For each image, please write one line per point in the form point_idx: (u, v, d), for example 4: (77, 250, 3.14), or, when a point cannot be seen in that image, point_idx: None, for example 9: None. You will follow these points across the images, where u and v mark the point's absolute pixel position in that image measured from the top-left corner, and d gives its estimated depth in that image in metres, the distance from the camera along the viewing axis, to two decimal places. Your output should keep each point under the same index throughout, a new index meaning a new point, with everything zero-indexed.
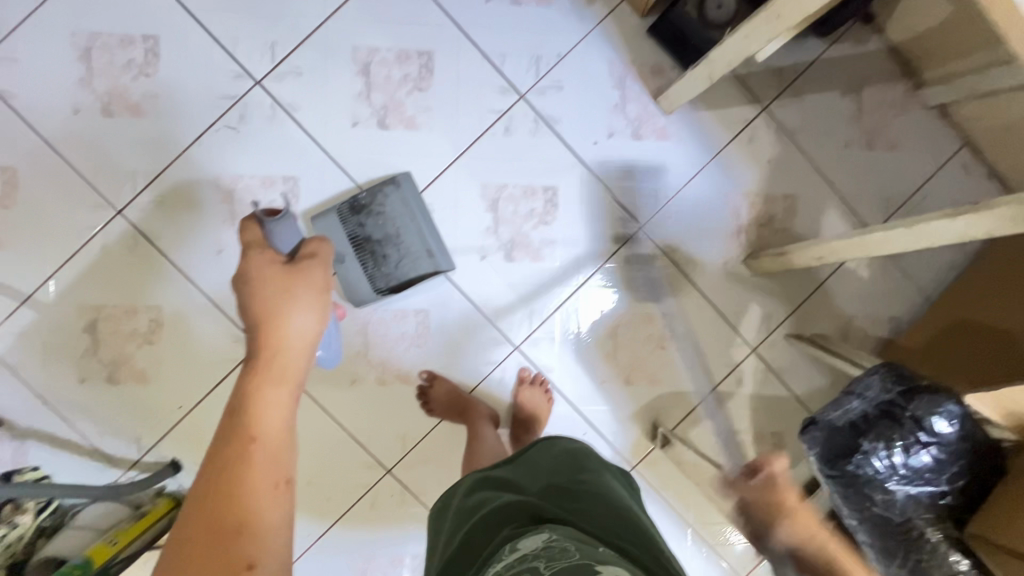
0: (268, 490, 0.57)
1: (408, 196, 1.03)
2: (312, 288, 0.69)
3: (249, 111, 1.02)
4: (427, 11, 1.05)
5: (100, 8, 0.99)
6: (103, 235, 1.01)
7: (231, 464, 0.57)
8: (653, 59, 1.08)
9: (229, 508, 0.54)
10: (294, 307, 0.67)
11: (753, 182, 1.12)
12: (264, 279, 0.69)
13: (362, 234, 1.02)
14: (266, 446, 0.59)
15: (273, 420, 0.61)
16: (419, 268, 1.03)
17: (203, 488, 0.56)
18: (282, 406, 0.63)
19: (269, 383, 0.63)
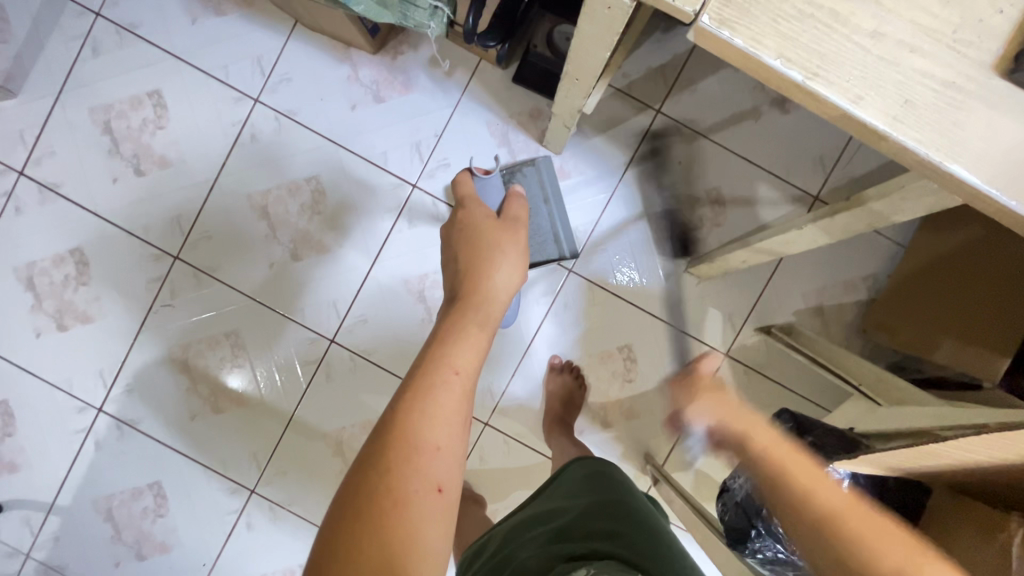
0: (457, 419, 0.50)
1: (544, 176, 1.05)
2: (512, 246, 0.67)
3: (177, 285, 1.09)
4: (303, 137, 1.08)
5: (27, 239, 1.09)
6: (93, 434, 1.11)
7: (438, 380, 0.51)
8: (528, 105, 1.06)
9: (430, 426, 0.48)
10: (500, 262, 0.65)
11: (669, 189, 1.07)
12: (478, 234, 0.68)
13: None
14: (467, 382, 0.53)
15: (475, 359, 0.55)
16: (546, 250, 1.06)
17: (405, 394, 0.50)
18: (482, 345, 0.58)
19: (472, 323, 0.58)
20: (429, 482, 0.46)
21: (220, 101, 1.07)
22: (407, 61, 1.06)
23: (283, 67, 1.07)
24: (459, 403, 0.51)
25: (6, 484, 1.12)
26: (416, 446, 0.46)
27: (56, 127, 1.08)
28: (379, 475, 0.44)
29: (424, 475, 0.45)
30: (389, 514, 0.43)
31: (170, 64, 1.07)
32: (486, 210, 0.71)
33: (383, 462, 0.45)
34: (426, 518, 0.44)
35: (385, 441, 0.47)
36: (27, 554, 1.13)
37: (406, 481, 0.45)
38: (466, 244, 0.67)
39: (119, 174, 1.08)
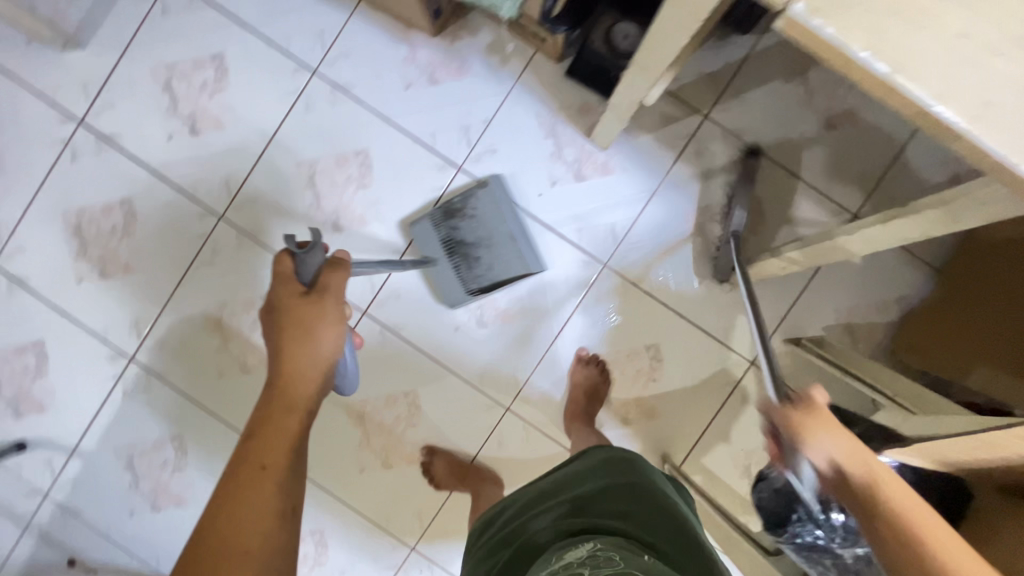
0: (273, 512, 0.64)
1: (497, 195, 1.05)
2: (327, 321, 0.76)
3: (219, 245, 1.12)
4: (355, 112, 1.10)
5: (81, 187, 1.13)
6: (122, 382, 1.13)
7: (250, 487, 0.65)
8: (578, 101, 1.08)
9: (238, 533, 0.61)
10: (314, 339, 0.75)
11: (710, 193, 1.08)
12: (287, 313, 0.76)
13: (457, 238, 1.05)
14: (273, 476, 0.67)
15: (287, 444, 0.70)
16: (509, 268, 1.06)
17: (212, 509, 0.63)
18: (291, 430, 0.71)
19: (280, 413, 0.72)
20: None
21: (278, 70, 1.10)
22: (464, 47, 1.09)
23: (343, 43, 1.09)
24: (269, 495, 0.65)
25: (34, 423, 1.14)
26: (226, 552, 0.60)
27: (119, 82, 1.11)
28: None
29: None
30: (235, 558, 0.59)
31: (235, 29, 1.10)
32: (294, 289, 0.76)
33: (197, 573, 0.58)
34: None
35: (196, 557, 0.60)
36: (46, 494, 1.15)
37: None
38: (305, 318, 0.75)
39: (174, 132, 1.11)
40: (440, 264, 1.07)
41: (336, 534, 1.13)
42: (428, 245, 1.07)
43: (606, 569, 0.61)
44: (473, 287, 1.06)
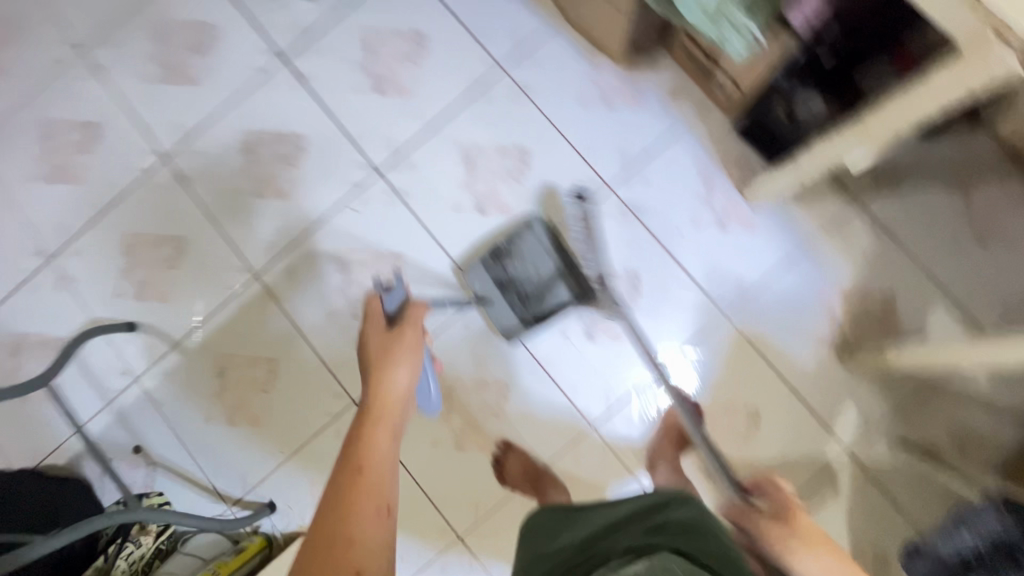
0: (372, 508, 0.67)
1: (539, 232, 1.10)
2: (408, 349, 0.85)
3: (369, 196, 1.19)
4: (529, 112, 1.17)
5: (265, 114, 1.23)
6: (241, 295, 1.19)
7: (350, 483, 0.69)
8: (739, 157, 1.13)
9: (342, 525, 0.64)
10: (398, 364, 0.84)
11: (846, 275, 1.09)
12: (375, 346, 0.86)
13: (507, 277, 1.10)
14: (372, 474, 0.71)
15: (380, 451, 0.74)
16: (560, 297, 1.08)
17: (320, 508, 0.67)
18: (383, 442, 0.76)
19: (375, 427, 0.77)
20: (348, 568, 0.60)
21: (470, 58, 1.19)
22: (645, 80, 1.16)
23: (536, 50, 1.18)
24: (370, 491, 0.69)
25: (150, 309, 1.21)
26: (331, 543, 0.62)
27: (328, 33, 1.23)
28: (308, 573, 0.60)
29: (339, 565, 0.60)
30: (340, 544, 0.62)
31: (443, 15, 1.21)
32: (380, 327, 0.89)
33: (308, 562, 0.61)
34: None
35: (308, 549, 0.63)
36: (136, 378, 1.20)
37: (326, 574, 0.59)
38: (394, 344, 0.86)
39: (362, 88, 1.21)
40: (496, 304, 1.11)
41: None
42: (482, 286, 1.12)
43: None
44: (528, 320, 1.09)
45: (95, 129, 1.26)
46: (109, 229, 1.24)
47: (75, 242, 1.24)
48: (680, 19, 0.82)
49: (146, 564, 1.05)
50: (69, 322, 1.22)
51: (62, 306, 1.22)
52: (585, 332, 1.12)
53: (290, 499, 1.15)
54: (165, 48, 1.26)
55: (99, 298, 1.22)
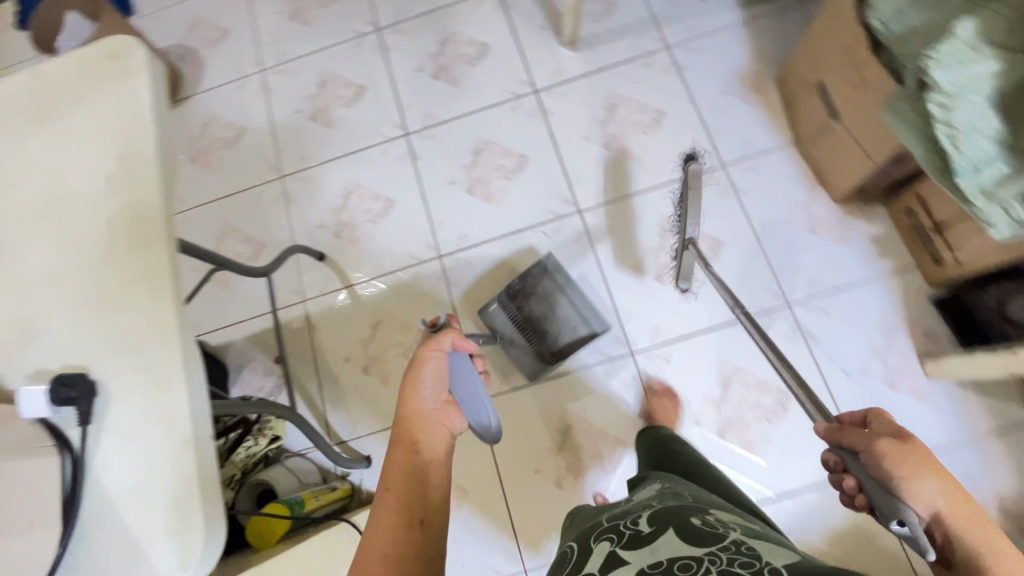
0: (402, 515, 0.69)
1: (559, 273, 1.21)
2: (432, 362, 0.80)
3: (563, 227, 1.29)
4: (734, 213, 1.26)
5: (502, 127, 1.38)
6: (421, 266, 1.31)
7: (384, 499, 0.71)
8: (928, 326, 1.13)
9: (377, 535, 0.68)
10: (420, 379, 0.80)
11: (1009, 484, 1.04)
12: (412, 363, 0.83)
13: (524, 316, 1.19)
14: (402, 488, 0.72)
15: (409, 468, 0.74)
16: (575, 331, 1.20)
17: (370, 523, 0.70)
18: (413, 460, 0.75)
19: (403, 446, 0.76)
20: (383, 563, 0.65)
21: (697, 147, 1.30)
22: (854, 224, 1.21)
23: (759, 162, 1.27)
24: (403, 504, 0.70)
25: (341, 248, 1.35)
26: (371, 549, 0.67)
27: (581, 84, 1.39)
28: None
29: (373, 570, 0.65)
30: (382, 547, 0.67)
31: (687, 104, 1.34)
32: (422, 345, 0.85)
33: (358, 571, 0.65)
34: None
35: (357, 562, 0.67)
36: (305, 299, 1.33)
37: None
38: (418, 376, 0.80)
39: (593, 137, 1.34)
40: (516, 343, 1.20)
41: (474, 504, 1.15)
42: (502, 326, 1.21)
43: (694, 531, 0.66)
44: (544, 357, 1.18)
45: (360, 90, 1.47)
46: (335, 170, 1.41)
47: (304, 171, 1.43)
48: (960, 192, 0.83)
49: (252, 464, 1.09)
50: (274, 232, 1.39)
51: (275, 218, 1.40)
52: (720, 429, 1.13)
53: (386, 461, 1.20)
54: (442, 49, 1.47)
55: (305, 223, 1.39)
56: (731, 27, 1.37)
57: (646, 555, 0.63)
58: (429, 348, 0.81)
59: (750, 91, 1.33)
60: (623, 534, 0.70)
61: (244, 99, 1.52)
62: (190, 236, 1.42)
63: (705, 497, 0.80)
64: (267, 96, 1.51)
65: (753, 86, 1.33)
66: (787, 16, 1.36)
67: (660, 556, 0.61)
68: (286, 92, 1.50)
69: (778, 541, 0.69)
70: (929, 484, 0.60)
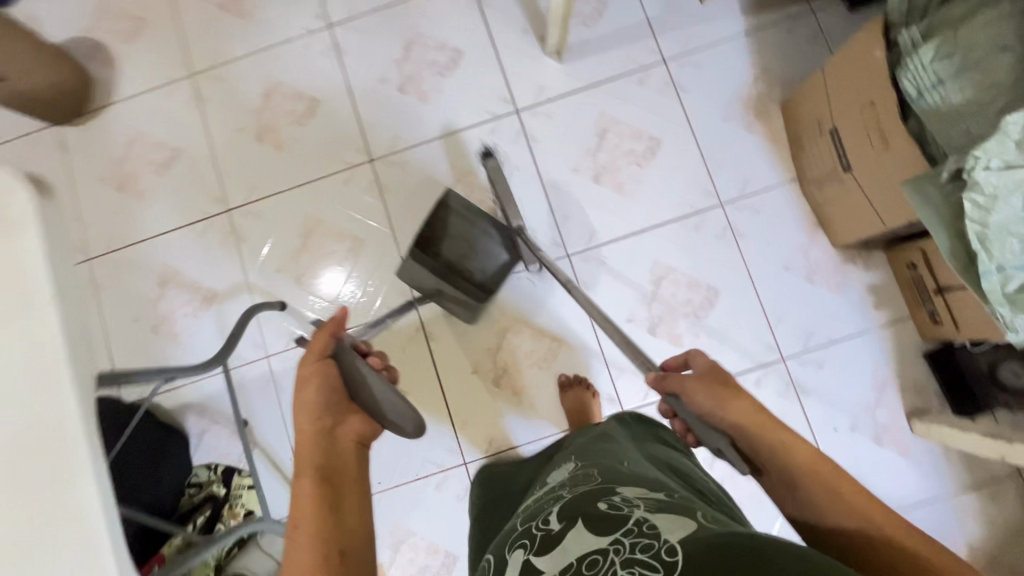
0: (311, 548, 0.69)
1: (459, 205, 1.10)
2: (310, 375, 0.78)
3: (550, 274, 1.20)
4: (734, 258, 1.18)
5: (482, 155, 1.23)
6: (395, 318, 1.21)
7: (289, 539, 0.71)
8: (918, 380, 1.13)
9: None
10: (302, 394, 0.78)
11: (980, 536, 1.09)
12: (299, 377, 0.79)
13: (440, 263, 1.10)
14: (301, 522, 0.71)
15: (307, 502, 0.72)
16: (493, 252, 1.10)
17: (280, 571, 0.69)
18: (307, 492, 0.73)
19: (299, 476, 0.75)
20: None
21: (694, 183, 1.20)
22: (854, 272, 1.16)
23: (760, 200, 1.19)
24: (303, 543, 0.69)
25: (306, 296, 1.22)
26: None
27: (568, 104, 1.23)
28: None
29: None
30: None
31: (684, 131, 1.21)
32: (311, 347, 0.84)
33: None
34: None
35: None
36: (268, 355, 1.21)
37: None
38: (310, 391, 0.78)
39: (581, 169, 1.22)
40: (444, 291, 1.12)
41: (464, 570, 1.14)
42: (424, 279, 1.12)
43: (607, 525, 0.57)
44: (486, 292, 1.12)
45: (313, 105, 1.27)
46: (291, 203, 1.25)
47: (255, 205, 1.25)
48: (978, 289, 0.79)
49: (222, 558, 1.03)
50: (225, 277, 1.24)
51: (224, 260, 1.24)
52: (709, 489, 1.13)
53: None
54: (407, 54, 1.27)
55: (260, 267, 1.24)
56: (735, 39, 1.23)
57: (558, 559, 0.55)
58: (311, 357, 0.79)
59: (753, 118, 1.21)
60: (534, 538, 0.61)
61: (173, 112, 1.29)
62: (127, 281, 1.25)
63: (620, 461, 0.75)
64: (201, 109, 1.29)
65: (756, 111, 1.21)
66: (797, 28, 1.22)
67: (570, 559, 0.54)
68: (223, 103, 1.28)
69: (694, 504, 0.62)
70: (702, 395, 0.74)
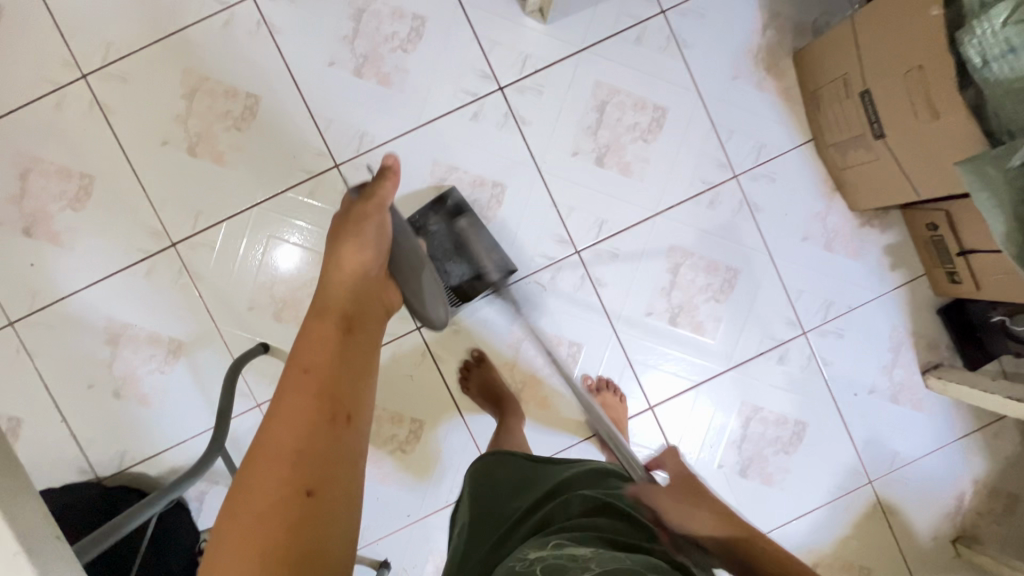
0: (316, 407, 0.67)
1: (454, 210, 1.04)
2: (363, 227, 0.79)
3: (561, 274, 1.09)
4: (751, 234, 1.11)
5: (468, 145, 1.06)
6: (397, 344, 1.09)
7: (289, 380, 0.69)
8: (931, 335, 1.14)
9: (274, 428, 0.65)
10: (344, 242, 0.78)
11: (984, 470, 1.16)
12: (345, 221, 0.80)
13: (423, 255, 1.02)
14: (308, 364, 0.70)
15: (321, 348, 0.72)
16: (477, 269, 1.05)
17: (271, 415, 0.67)
18: (320, 333, 0.73)
19: (312, 315, 0.76)
20: (279, 466, 0.62)
21: (705, 155, 1.09)
22: (870, 235, 1.12)
23: (775, 168, 1.10)
24: (302, 394, 0.67)
25: (288, 333, 1.07)
26: (262, 444, 0.64)
27: (558, 75, 1.06)
28: (249, 472, 0.63)
29: (263, 466, 0.63)
30: (271, 444, 0.64)
31: (690, 95, 1.08)
32: (355, 198, 0.82)
33: (255, 461, 0.63)
34: (284, 504, 0.60)
35: (255, 452, 0.64)
36: (257, 404, 1.07)
37: (257, 473, 0.62)
38: (355, 242, 0.78)
39: (582, 151, 1.08)
40: None
41: None
42: None
43: None
44: (484, 274, 1.04)
45: (252, 102, 1.04)
46: (249, 227, 1.06)
47: (204, 234, 1.05)
48: None
49: None
50: (188, 323, 1.06)
51: (182, 304, 1.06)
52: (739, 468, 1.14)
53: (405, 563, 1.12)
54: (358, 27, 1.04)
55: (227, 306, 1.07)
56: None
57: None
58: (373, 206, 0.80)
59: (765, 73, 1.08)
60: None
61: (72, 127, 1.03)
62: (67, 342, 1.05)
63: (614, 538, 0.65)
64: (108, 120, 1.03)
65: (766, 65, 1.08)
66: None
67: None
68: (135, 111, 1.03)
69: None
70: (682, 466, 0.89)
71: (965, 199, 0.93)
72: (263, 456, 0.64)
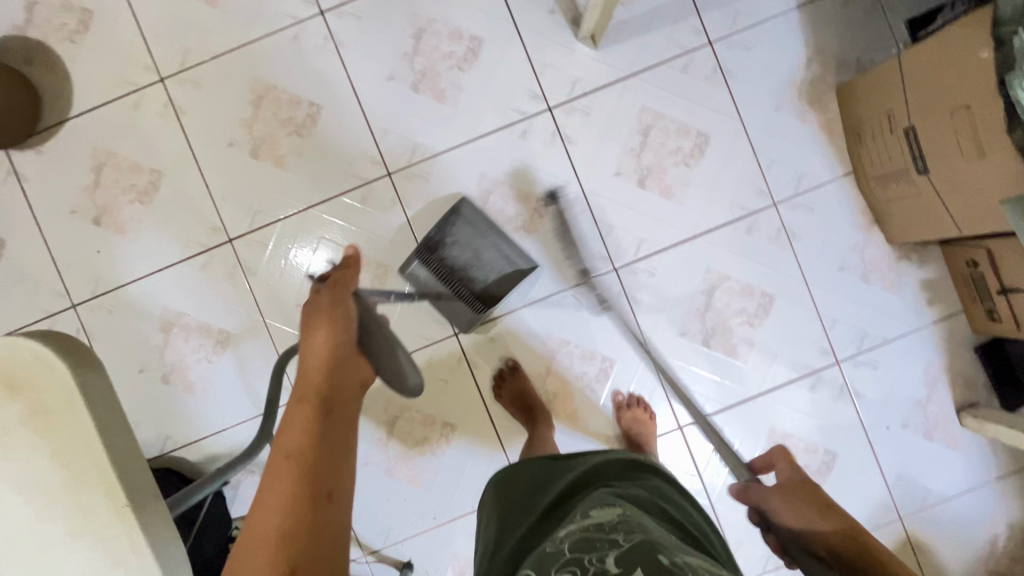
0: (300, 489, 0.62)
1: (473, 219, 1.05)
2: (330, 315, 0.77)
3: (598, 289, 1.12)
4: (788, 261, 1.12)
5: (515, 161, 1.11)
6: (434, 349, 1.12)
7: (272, 469, 0.64)
8: (968, 372, 1.13)
9: (257, 522, 0.60)
10: (313, 328, 0.76)
11: (1020, 514, 1.14)
12: (311, 309, 0.78)
13: (447, 267, 1.03)
14: (290, 451, 0.66)
15: (301, 431, 0.68)
16: (499, 271, 1.04)
17: (250, 518, 0.61)
18: (302, 417, 0.69)
19: (293, 401, 0.71)
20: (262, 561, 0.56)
21: (745, 182, 1.11)
22: (908, 269, 1.12)
23: (814, 198, 1.11)
24: (282, 481, 0.63)
25: None
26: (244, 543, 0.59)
27: (606, 98, 1.10)
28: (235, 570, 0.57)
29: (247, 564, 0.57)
30: (254, 539, 0.59)
31: (734, 123, 1.11)
32: (315, 288, 0.81)
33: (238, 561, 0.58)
34: None
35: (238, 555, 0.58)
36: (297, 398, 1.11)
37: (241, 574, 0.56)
38: (325, 328, 0.76)
39: (625, 172, 1.11)
40: (442, 296, 1.05)
41: None
42: (423, 281, 1.05)
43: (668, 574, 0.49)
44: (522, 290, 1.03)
45: (314, 110, 1.10)
46: (302, 228, 1.11)
47: (260, 232, 1.11)
48: None
49: None
50: (238, 316, 1.11)
51: (233, 297, 1.11)
52: None
53: (428, 565, 1.13)
54: (418, 45, 1.10)
55: (276, 302, 1.11)
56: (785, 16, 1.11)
57: None
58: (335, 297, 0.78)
59: (808, 105, 1.11)
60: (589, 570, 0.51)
61: (146, 127, 1.10)
62: (124, 327, 1.11)
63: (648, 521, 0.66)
64: (179, 122, 1.10)
65: (810, 98, 1.11)
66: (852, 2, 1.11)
67: None
68: (205, 114, 1.10)
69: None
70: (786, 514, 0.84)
71: (1007, 237, 0.94)
72: (244, 551, 0.58)
